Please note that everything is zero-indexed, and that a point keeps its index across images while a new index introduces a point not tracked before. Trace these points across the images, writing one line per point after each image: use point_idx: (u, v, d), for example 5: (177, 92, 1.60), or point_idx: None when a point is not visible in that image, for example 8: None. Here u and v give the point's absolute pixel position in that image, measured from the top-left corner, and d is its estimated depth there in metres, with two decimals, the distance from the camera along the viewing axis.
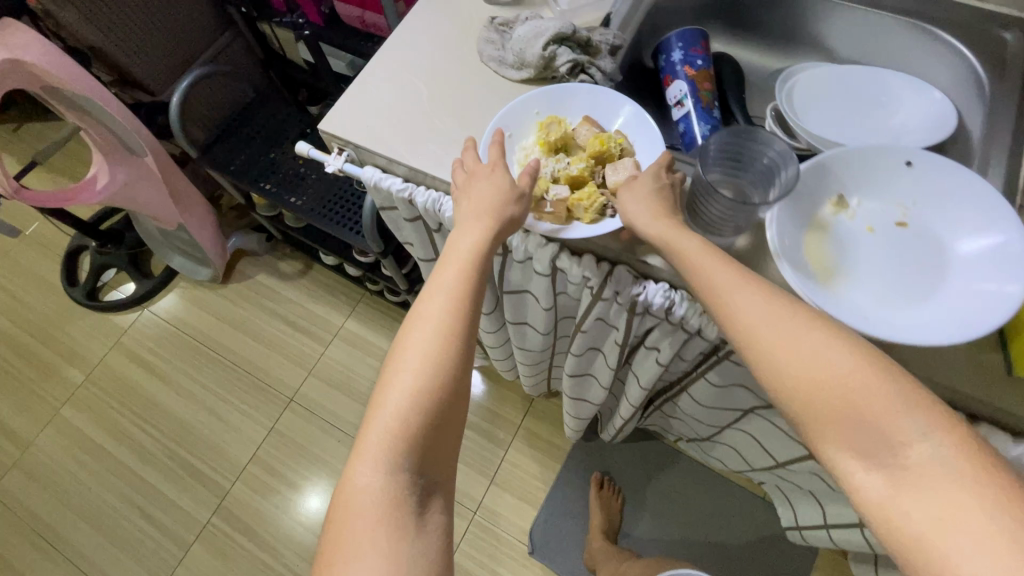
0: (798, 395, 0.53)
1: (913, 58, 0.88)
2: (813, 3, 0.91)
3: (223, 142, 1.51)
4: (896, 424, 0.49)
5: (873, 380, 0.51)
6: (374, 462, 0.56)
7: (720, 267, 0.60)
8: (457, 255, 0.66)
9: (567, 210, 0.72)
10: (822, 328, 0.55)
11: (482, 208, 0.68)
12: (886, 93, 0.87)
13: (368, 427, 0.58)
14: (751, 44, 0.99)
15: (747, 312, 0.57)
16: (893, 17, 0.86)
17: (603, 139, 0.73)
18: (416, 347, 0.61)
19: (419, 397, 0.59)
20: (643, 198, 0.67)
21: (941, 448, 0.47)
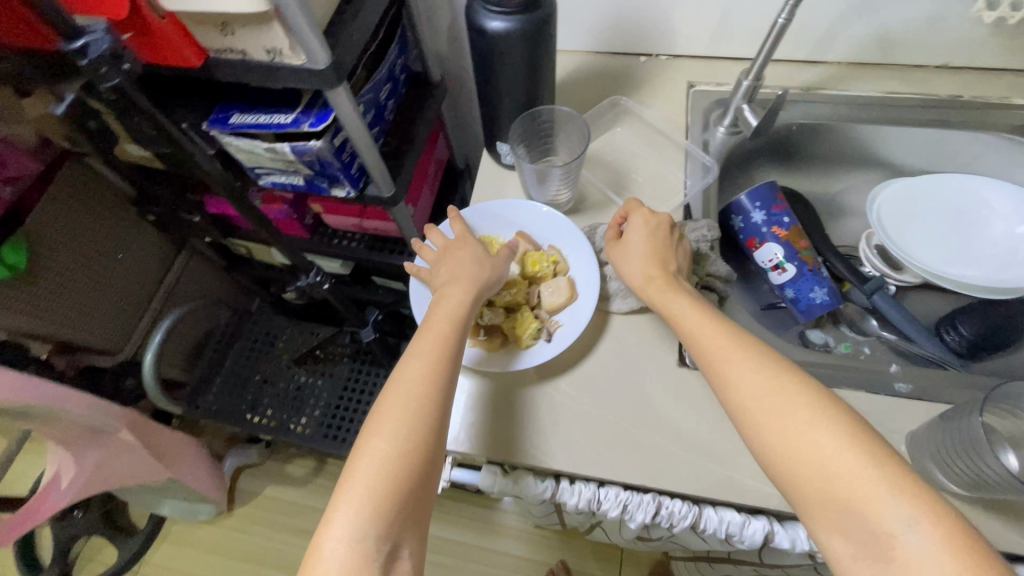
0: (790, 474, 0.47)
1: (991, 161, 0.83)
2: (873, 128, 0.84)
3: (217, 383, 1.31)
4: (880, 516, 0.42)
5: (872, 468, 0.44)
6: (341, 550, 0.47)
7: (702, 342, 0.55)
8: (439, 319, 0.59)
9: (501, 336, 0.67)
10: (811, 406, 0.48)
11: (460, 271, 0.64)
12: (978, 205, 0.83)
13: (336, 498, 0.50)
14: (806, 172, 0.92)
15: (732, 398, 0.51)
16: (965, 131, 0.81)
17: (534, 260, 0.71)
18: (390, 415, 0.52)
19: (388, 470, 0.49)
20: (634, 258, 0.64)
21: (929, 543, 0.40)
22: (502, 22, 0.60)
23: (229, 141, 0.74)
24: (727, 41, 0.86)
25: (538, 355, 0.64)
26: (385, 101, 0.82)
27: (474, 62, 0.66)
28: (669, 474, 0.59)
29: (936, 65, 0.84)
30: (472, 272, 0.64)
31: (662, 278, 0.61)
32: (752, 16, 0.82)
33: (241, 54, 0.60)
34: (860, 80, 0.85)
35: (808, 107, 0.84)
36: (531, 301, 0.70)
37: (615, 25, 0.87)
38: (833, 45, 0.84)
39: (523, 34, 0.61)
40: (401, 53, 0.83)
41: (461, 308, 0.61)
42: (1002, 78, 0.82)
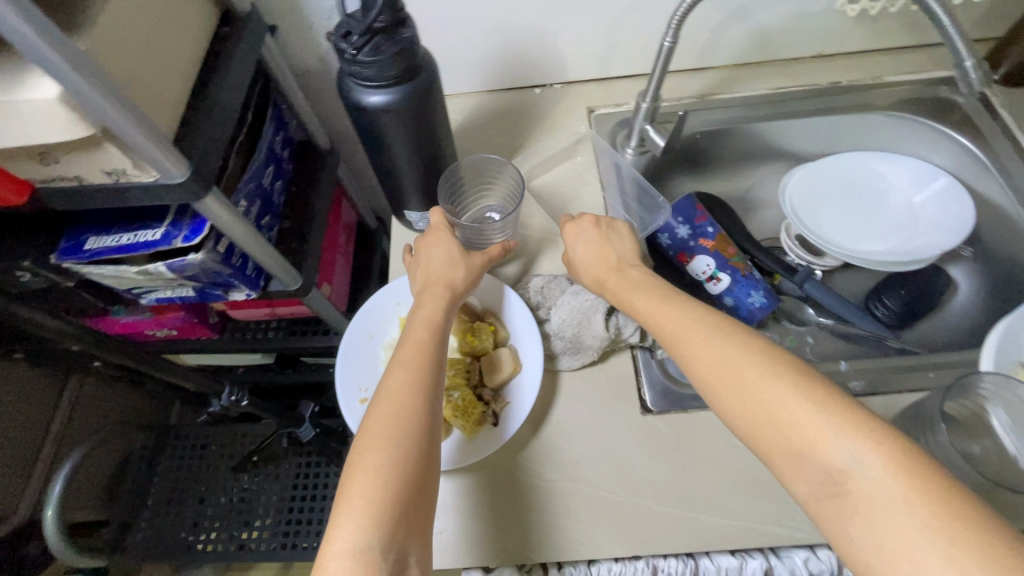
0: (752, 434, 0.43)
1: (876, 138, 0.87)
2: (771, 124, 0.86)
3: (146, 516, 1.15)
4: (830, 454, 0.39)
5: (827, 406, 0.41)
6: (345, 564, 0.40)
7: (655, 318, 0.52)
8: (418, 323, 0.55)
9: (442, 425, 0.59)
10: (758, 362, 0.44)
11: (435, 273, 0.60)
12: (875, 180, 0.86)
13: (338, 509, 0.43)
14: (719, 175, 0.93)
15: (690, 369, 0.48)
16: (849, 114, 0.84)
17: (470, 333, 0.64)
18: (377, 417, 0.47)
19: (383, 470, 0.44)
20: (591, 250, 0.62)
21: (879, 472, 0.37)
22: (381, 96, 0.54)
23: (90, 269, 0.63)
24: (616, 63, 0.85)
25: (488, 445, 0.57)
26: (270, 186, 0.74)
27: (360, 136, 0.61)
28: (659, 536, 0.56)
29: (812, 55, 0.87)
30: (453, 272, 0.61)
31: (614, 277, 0.59)
32: (636, 36, 0.81)
33: (78, 180, 0.51)
34: (748, 81, 0.86)
35: (707, 115, 0.84)
36: (474, 378, 0.63)
37: (503, 64, 0.84)
38: (717, 52, 0.85)
39: (407, 106, 0.55)
40: (278, 130, 0.75)
41: (441, 312, 0.57)
42: (871, 60, 0.86)
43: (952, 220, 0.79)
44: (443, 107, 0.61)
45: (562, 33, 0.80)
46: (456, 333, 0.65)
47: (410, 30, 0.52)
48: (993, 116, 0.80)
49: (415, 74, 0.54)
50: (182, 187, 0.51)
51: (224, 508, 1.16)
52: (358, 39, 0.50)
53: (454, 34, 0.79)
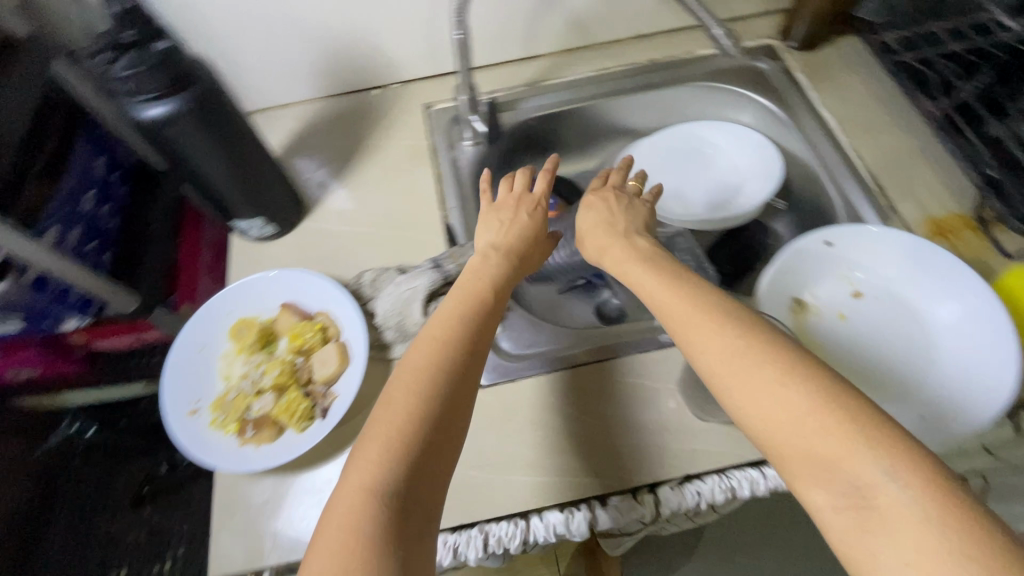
0: (769, 430, 0.40)
1: (698, 110, 0.93)
2: (601, 106, 0.90)
3: None
4: (861, 469, 0.36)
5: (863, 415, 0.37)
6: (361, 498, 0.39)
7: (662, 305, 0.49)
8: (476, 279, 0.55)
9: (273, 423, 0.61)
10: (793, 360, 0.41)
11: (505, 233, 0.62)
12: (701, 149, 0.92)
13: (356, 453, 0.42)
14: (566, 158, 0.97)
15: (696, 359, 0.45)
16: (670, 88, 0.90)
17: (298, 332, 0.66)
18: (413, 368, 0.46)
19: (422, 422, 0.43)
20: (597, 232, 0.63)
21: (915, 495, 0.34)
22: (154, 110, 0.54)
23: None
24: (446, 57, 0.88)
25: (314, 435, 0.60)
26: (94, 210, 0.73)
27: (168, 157, 0.61)
28: (484, 503, 0.60)
29: (632, 36, 0.92)
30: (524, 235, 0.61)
31: (615, 245, 0.60)
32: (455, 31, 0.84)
33: None
34: (574, 65, 0.91)
35: (538, 102, 0.88)
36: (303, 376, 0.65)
37: (334, 68, 0.86)
38: (539, 40, 0.89)
39: (185, 115, 0.55)
40: (95, 154, 0.74)
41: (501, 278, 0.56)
42: (684, 36, 0.92)
43: (768, 169, 0.86)
44: (235, 113, 0.61)
45: (381, 34, 0.82)
46: (290, 334, 0.67)
47: (158, 44, 0.52)
48: (792, 79, 0.87)
49: (181, 84, 0.54)
50: None
51: None
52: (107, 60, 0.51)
53: (273, 42, 0.80)
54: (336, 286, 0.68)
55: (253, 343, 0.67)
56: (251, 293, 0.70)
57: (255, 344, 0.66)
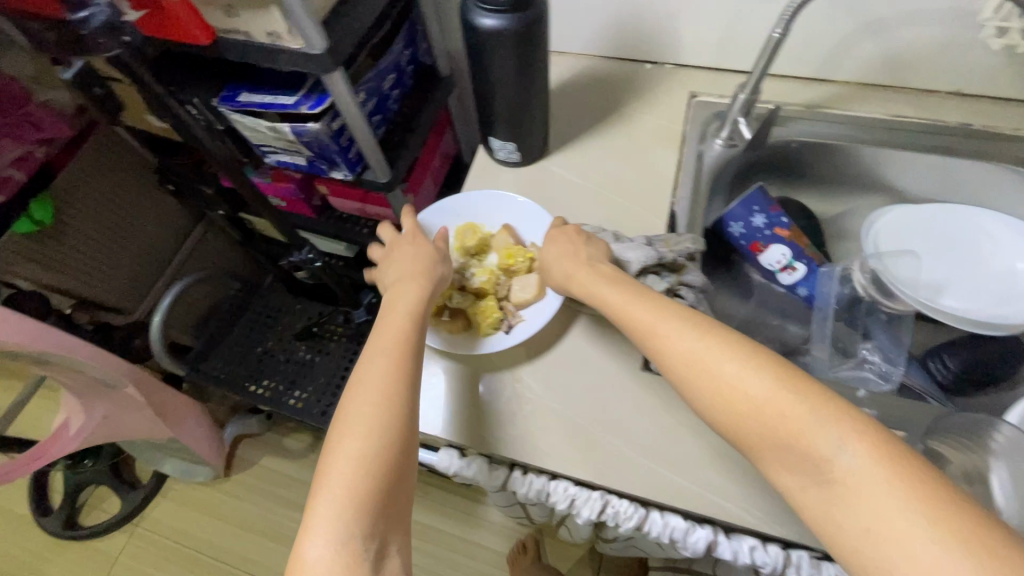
0: (731, 419, 0.47)
1: (991, 196, 0.81)
2: (878, 151, 0.82)
3: (220, 348, 1.36)
4: (818, 444, 0.43)
5: (801, 399, 0.45)
6: (349, 465, 0.50)
7: (628, 311, 0.56)
8: (399, 312, 0.61)
9: (465, 319, 0.70)
10: (738, 354, 0.48)
11: (410, 270, 0.66)
12: (975, 240, 0.81)
13: (337, 432, 0.53)
14: (808, 192, 0.91)
15: (665, 356, 0.51)
16: (972, 160, 0.78)
17: (512, 253, 0.73)
18: (354, 425, 0.52)
19: (380, 410, 0.53)
20: (557, 257, 0.66)
21: (862, 462, 0.41)
22: (491, 20, 0.62)
23: (238, 118, 0.78)
24: (732, 55, 0.86)
25: (496, 343, 0.68)
26: (388, 91, 0.85)
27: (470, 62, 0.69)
28: (617, 473, 0.60)
29: (949, 91, 0.82)
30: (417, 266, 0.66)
31: (583, 270, 0.62)
32: (758, 30, 0.81)
33: (246, 36, 0.64)
34: (866, 102, 0.83)
35: (810, 127, 0.83)
36: (500, 292, 0.73)
37: (623, 34, 0.88)
38: (840, 65, 0.83)
39: (511, 34, 0.63)
40: (408, 45, 0.85)
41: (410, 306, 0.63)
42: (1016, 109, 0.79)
43: None
44: (543, 48, 0.68)
45: (684, 14, 0.82)
46: (502, 253, 0.74)
47: None
48: None
49: (523, 7, 0.62)
50: (319, 59, 0.62)
51: (278, 360, 1.35)
52: None
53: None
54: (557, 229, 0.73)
55: (470, 247, 0.75)
56: (484, 205, 0.78)
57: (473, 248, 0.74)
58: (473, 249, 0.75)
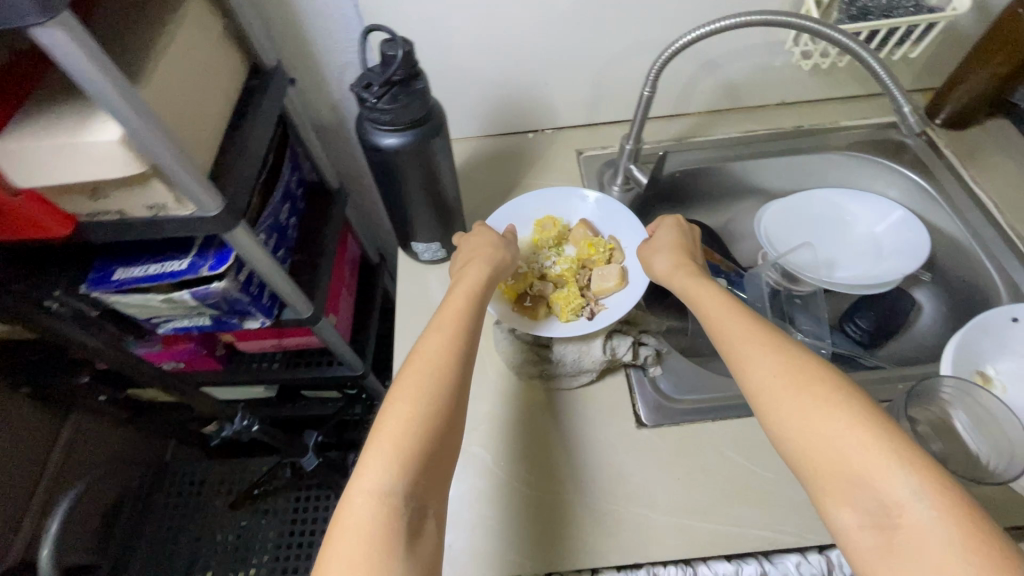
0: (800, 446, 0.49)
1: (834, 177, 0.96)
2: (744, 164, 0.94)
3: (137, 553, 1.14)
4: (888, 488, 0.44)
5: (881, 445, 0.46)
6: (400, 424, 0.53)
7: (720, 327, 0.59)
8: (456, 296, 0.66)
9: (546, 305, 0.73)
10: (829, 385, 0.51)
11: (477, 253, 0.72)
12: (837, 213, 0.94)
13: (397, 391, 0.56)
14: (699, 210, 1.01)
15: (750, 374, 0.54)
16: (814, 153, 0.93)
17: (592, 246, 0.78)
18: (412, 387, 0.56)
19: (438, 387, 0.56)
20: (662, 252, 0.72)
21: (936, 515, 0.42)
22: (393, 136, 0.61)
23: (117, 298, 0.67)
24: (601, 110, 0.94)
25: (579, 326, 0.70)
26: (287, 222, 0.79)
27: (375, 175, 0.67)
28: (657, 543, 0.59)
29: (776, 103, 0.97)
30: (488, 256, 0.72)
31: (684, 268, 0.68)
32: (622, 85, 0.90)
33: (119, 214, 0.56)
34: (720, 125, 0.95)
35: (687, 156, 0.93)
36: (580, 283, 0.77)
37: (502, 110, 0.92)
38: (691, 100, 0.94)
39: (416, 146, 0.62)
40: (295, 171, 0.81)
41: (474, 282, 0.68)
42: (827, 107, 0.97)
43: (912, 250, 0.86)
44: (448, 149, 0.68)
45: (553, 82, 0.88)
46: (582, 244, 0.80)
47: (423, 83, 0.59)
48: (938, 154, 0.89)
49: (424, 120, 0.62)
50: (216, 219, 0.56)
51: (215, 541, 1.15)
52: (375, 90, 0.58)
53: (456, 84, 0.87)
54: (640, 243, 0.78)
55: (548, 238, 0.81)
56: (559, 204, 0.85)
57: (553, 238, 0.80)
58: (554, 239, 0.81)
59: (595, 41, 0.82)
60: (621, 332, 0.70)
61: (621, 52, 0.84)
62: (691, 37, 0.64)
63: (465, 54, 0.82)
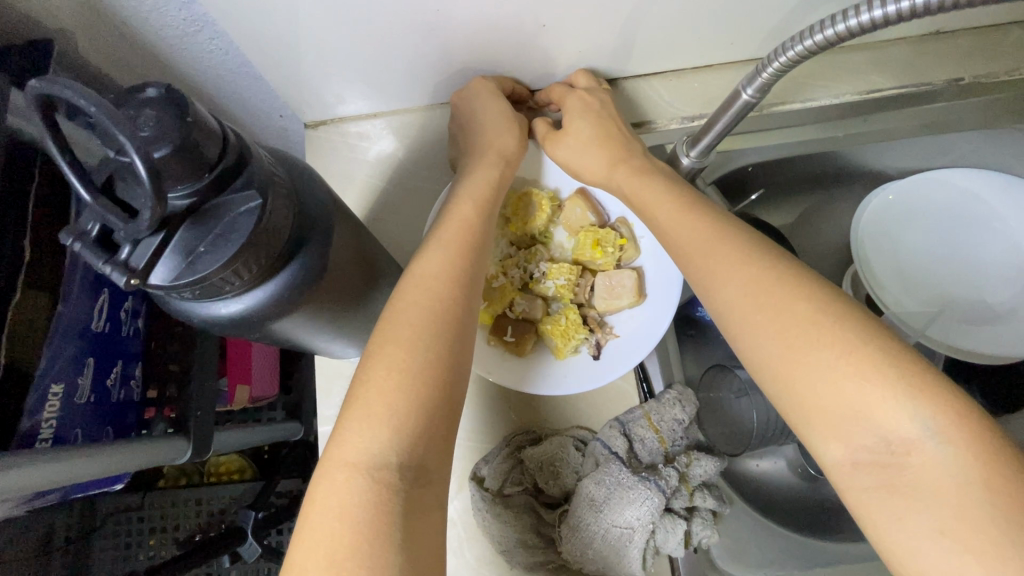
0: (785, 382, 0.35)
1: (978, 155, 0.63)
2: (855, 147, 0.59)
3: None
4: (894, 421, 0.32)
5: (894, 365, 0.33)
6: (394, 375, 0.36)
7: (669, 234, 0.43)
8: (466, 195, 0.47)
9: (533, 338, 0.51)
10: (811, 301, 0.36)
11: (483, 139, 0.51)
12: (973, 211, 0.62)
13: (382, 328, 0.39)
14: (767, 205, 0.68)
15: (712, 294, 0.39)
16: (967, 129, 0.58)
17: (597, 242, 0.50)
18: (397, 319, 0.39)
19: (443, 323, 0.39)
20: (584, 149, 0.50)
21: (954, 452, 0.31)
22: (222, 307, 0.27)
23: None
24: (633, 61, 0.55)
25: (579, 372, 0.49)
26: (110, 323, 0.48)
27: (250, 338, 0.34)
28: None
29: (922, 33, 0.58)
30: (498, 142, 0.51)
31: (626, 162, 0.48)
32: (671, 24, 0.49)
33: None
34: (827, 78, 0.58)
35: (763, 141, 0.58)
36: (582, 296, 0.52)
37: (457, 68, 0.52)
38: None
39: (279, 306, 0.29)
40: None
41: (484, 186, 0.48)
42: (999, 41, 0.58)
43: None
44: (354, 248, 0.35)
45: (549, 26, 0.47)
46: (580, 236, 0.52)
47: (254, 195, 0.24)
48: None
49: (285, 254, 0.27)
50: None
51: None
52: (135, 251, 0.22)
53: (365, 36, 0.46)
54: (671, 264, 0.49)
55: (531, 228, 0.53)
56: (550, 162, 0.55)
57: (536, 231, 0.53)
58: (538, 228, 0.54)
59: None
60: (670, 514, 0.45)
61: None
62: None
63: None
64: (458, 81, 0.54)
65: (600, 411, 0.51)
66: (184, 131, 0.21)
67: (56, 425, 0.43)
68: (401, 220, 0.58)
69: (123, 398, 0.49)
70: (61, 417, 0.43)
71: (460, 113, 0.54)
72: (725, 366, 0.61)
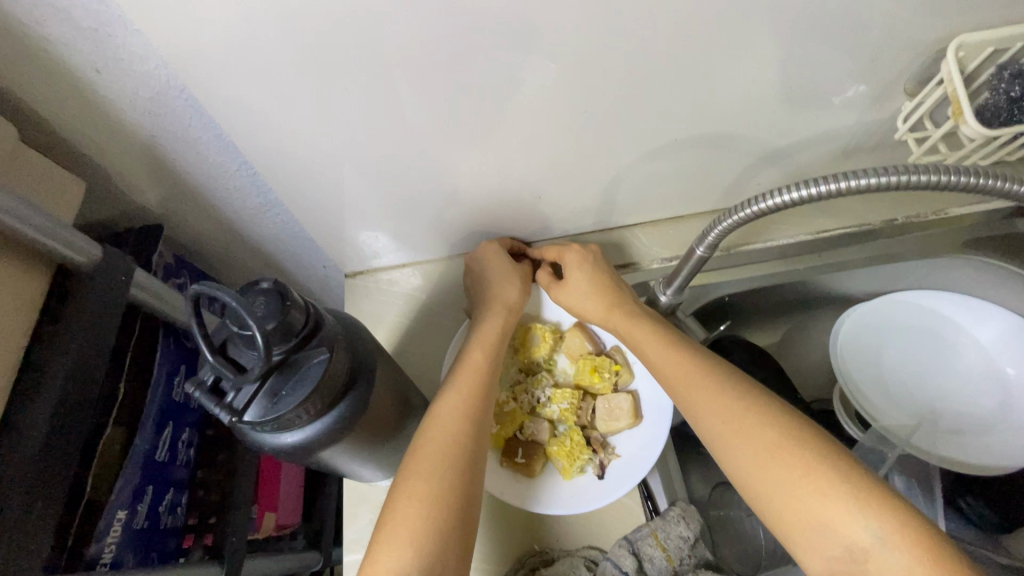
0: (760, 498, 0.40)
1: (930, 278, 0.71)
2: (816, 276, 0.68)
3: None
4: (851, 530, 0.36)
5: (844, 480, 0.38)
6: (416, 502, 0.42)
7: (657, 369, 0.50)
8: (478, 342, 0.56)
9: (542, 459, 0.55)
10: (772, 424, 0.42)
11: (491, 294, 0.61)
12: (937, 327, 0.68)
13: (408, 462, 0.45)
14: (750, 325, 0.76)
15: (696, 419, 0.45)
16: (910, 258, 0.67)
17: (595, 369, 0.57)
18: (420, 453, 0.45)
19: (459, 454, 0.45)
20: (584, 295, 0.58)
21: (903, 559, 0.35)
22: (288, 437, 0.34)
23: None
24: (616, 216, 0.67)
25: (585, 493, 0.53)
26: (171, 453, 0.54)
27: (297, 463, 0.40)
28: None
29: None
30: (503, 294, 0.60)
31: (618, 308, 0.57)
32: (643, 189, 0.62)
33: None
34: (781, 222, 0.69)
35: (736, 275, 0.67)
36: (584, 418, 0.58)
37: (472, 228, 0.65)
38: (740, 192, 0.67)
39: (329, 436, 0.36)
40: (177, 372, 0.54)
41: (493, 334, 0.57)
42: None
43: None
44: (390, 387, 0.42)
45: (543, 197, 0.60)
46: (579, 363, 0.59)
47: (324, 350, 0.33)
48: None
49: (340, 394, 0.35)
50: None
51: None
52: (238, 396, 0.31)
53: (400, 208, 0.59)
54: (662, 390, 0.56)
55: (537, 357, 0.61)
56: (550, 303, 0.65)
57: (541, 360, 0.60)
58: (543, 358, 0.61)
59: (611, 150, 0.54)
60: None
61: (641, 157, 0.56)
62: (822, 189, 0.40)
63: (405, 179, 0.54)
64: (473, 236, 0.66)
65: (607, 528, 0.54)
66: (283, 310, 0.30)
67: (114, 552, 0.48)
68: (423, 351, 0.67)
69: (169, 523, 0.54)
70: (120, 544, 0.49)
71: (472, 269, 0.64)
72: (731, 483, 0.65)
